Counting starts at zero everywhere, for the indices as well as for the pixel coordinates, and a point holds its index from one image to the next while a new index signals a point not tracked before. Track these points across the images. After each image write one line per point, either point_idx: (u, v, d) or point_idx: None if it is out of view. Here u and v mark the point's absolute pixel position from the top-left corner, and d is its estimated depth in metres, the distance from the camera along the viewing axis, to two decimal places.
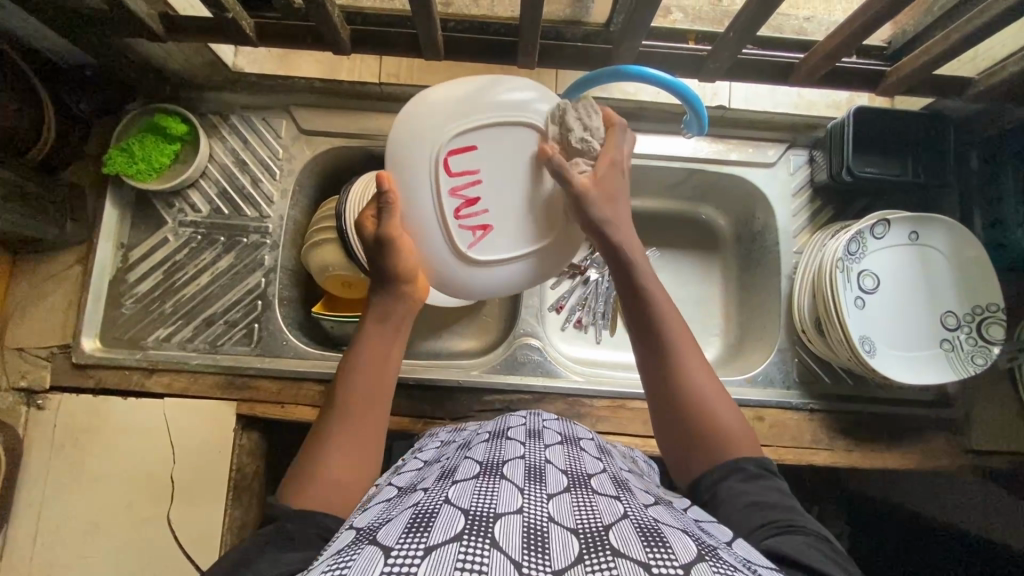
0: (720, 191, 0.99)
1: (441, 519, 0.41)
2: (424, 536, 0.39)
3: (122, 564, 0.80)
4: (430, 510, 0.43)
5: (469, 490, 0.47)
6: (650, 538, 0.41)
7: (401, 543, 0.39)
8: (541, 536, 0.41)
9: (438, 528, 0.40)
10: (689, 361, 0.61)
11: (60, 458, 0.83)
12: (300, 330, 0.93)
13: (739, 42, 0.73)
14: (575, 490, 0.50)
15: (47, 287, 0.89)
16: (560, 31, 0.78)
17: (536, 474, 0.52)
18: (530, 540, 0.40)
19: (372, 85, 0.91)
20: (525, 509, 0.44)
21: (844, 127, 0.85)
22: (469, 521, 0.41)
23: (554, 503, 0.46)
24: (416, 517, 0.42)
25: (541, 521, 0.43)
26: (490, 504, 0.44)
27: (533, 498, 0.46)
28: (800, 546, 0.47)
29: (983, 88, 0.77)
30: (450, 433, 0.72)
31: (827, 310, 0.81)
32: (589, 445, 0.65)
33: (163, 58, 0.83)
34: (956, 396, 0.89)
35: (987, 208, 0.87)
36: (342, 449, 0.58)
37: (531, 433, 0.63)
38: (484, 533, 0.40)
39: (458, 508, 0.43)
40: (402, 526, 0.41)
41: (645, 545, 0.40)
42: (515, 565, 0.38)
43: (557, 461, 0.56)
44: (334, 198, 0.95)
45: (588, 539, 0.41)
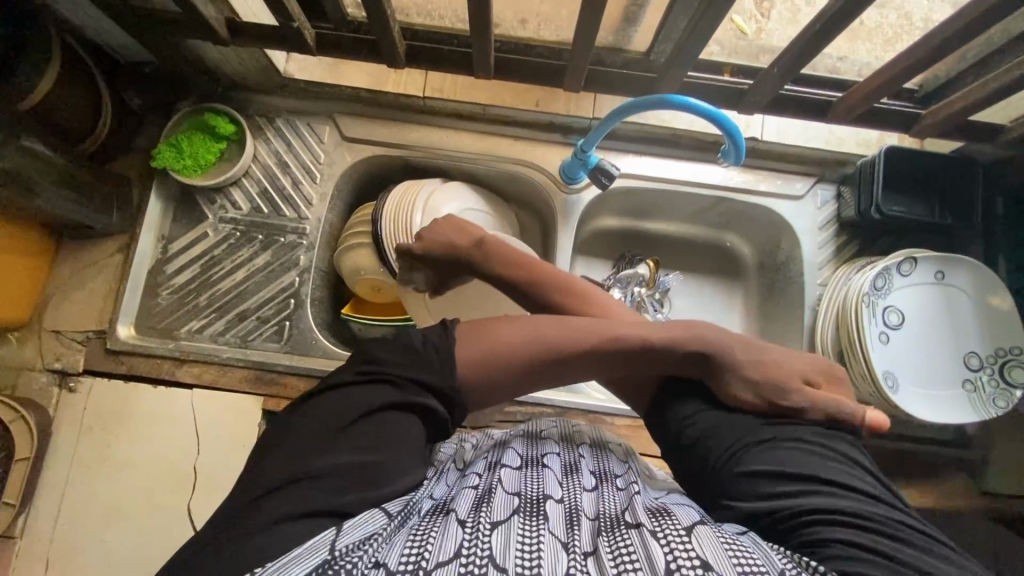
0: (746, 220, 1.00)
1: (498, 505, 0.46)
2: (488, 515, 0.44)
3: (140, 552, 0.81)
4: (488, 493, 0.49)
5: (516, 479, 0.52)
6: (658, 514, 0.47)
7: (472, 515, 0.45)
8: (576, 522, 0.47)
9: (498, 506, 0.46)
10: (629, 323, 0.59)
11: (89, 441, 0.84)
12: (328, 331, 0.95)
13: (780, 78, 0.76)
14: (603, 490, 0.54)
15: (88, 273, 0.91)
16: (602, 57, 0.81)
17: (568, 469, 0.56)
18: (569, 525, 0.46)
19: (415, 98, 0.93)
20: (565, 499, 0.50)
21: (875, 165, 0.87)
22: (523, 508, 0.46)
23: (586, 496, 0.52)
24: (478, 496, 0.48)
25: (572, 510, 0.48)
26: (538, 495, 0.49)
27: (570, 490, 0.52)
28: (757, 472, 0.51)
29: (1016, 136, 0.79)
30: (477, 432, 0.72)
31: (851, 343, 0.82)
32: (616, 445, 0.65)
33: (220, 60, 0.86)
34: (975, 438, 0.90)
35: (1011, 253, 0.89)
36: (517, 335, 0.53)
37: (564, 434, 0.64)
38: (537, 513, 0.46)
39: (510, 492, 0.49)
40: (470, 502, 0.47)
41: (653, 519, 0.46)
42: (562, 542, 0.43)
43: (587, 460, 0.59)
44: (370, 204, 0.97)
45: (607, 525, 0.47)
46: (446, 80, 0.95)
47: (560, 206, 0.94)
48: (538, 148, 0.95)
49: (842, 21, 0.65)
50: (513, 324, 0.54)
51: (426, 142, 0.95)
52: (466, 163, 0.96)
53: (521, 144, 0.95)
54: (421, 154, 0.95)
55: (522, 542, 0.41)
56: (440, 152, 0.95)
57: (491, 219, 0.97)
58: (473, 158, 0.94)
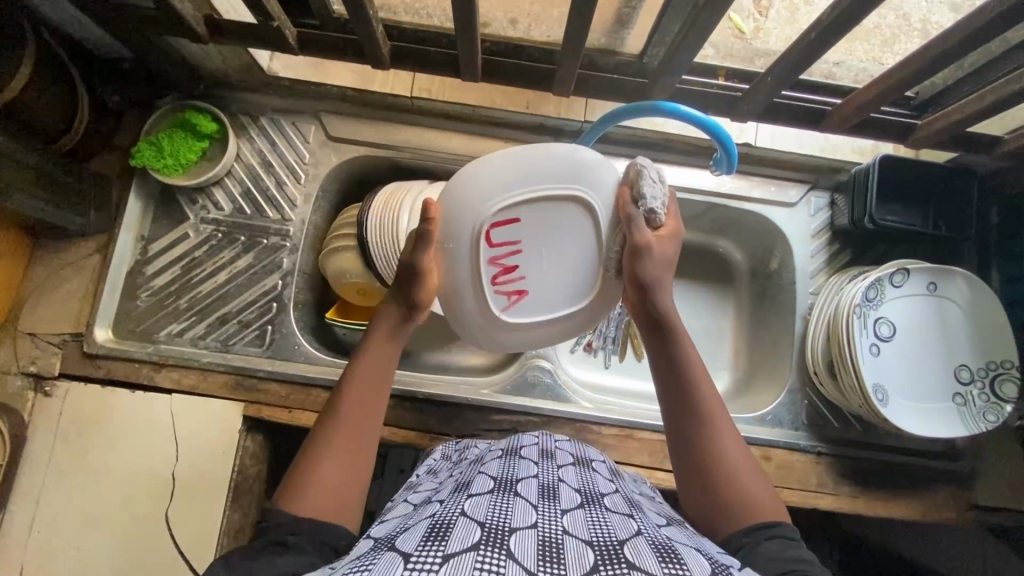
0: (739, 227, 0.99)
1: (458, 530, 0.44)
2: (442, 544, 0.42)
3: (116, 561, 0.79)
4: (447, 521, 0.46)
5: (484, 504, 0.49)
6: (665, 555, 0.44)
7: (419, 549, 0.41)
8: (557, 549, 0.43)
9: (456, 538, 0.43)
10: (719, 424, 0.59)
11: (63, 448, 0.82)
12: (312, 335, 0.93)
13: (774, 85, 0.74)
14: (589, 508, 0.52)
15: (65, 274, 0.89)
16: (594, 60, 0.79)
17: (550, 491, 0.54)
18: (546, 552, 0.43)
19: (403, 98, 0.91)
20: (540, 523, 0.47)
21: (868, 173, 0.85)
22: (485, 533, 0.43)
23: (567, 518, 0.49)
24: (433, 526, 0.45)
25: (556, 534, 0.45)
26: (505, 520, 0.46)
27: (547, 513, 0.49)
28: None
29: (1011, 147, 0.78)
30: (451, 461, 0.71)
31: (842, 355, 0.81)
32: (601, 466, 0.66)
33: (201, 56, 0.84)
34: (964, 450, 0.89)
35: (1005, 264, 0.88)
36: (336, 469, 0.57)
37: (543, 452, 0.64)
38: (501, 545, 0.42)
39: (474, 520, 0.46)
40: (420, 534, 0.44)
41: (661, 562, 0.42)
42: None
43: (568, 481, 0.58)
44: (355, 207, 0.95)
45: (604, 553, 0.43)
46: (433, 81, 0.94)
47: None
48: None
49: (835, 32, 0.63)
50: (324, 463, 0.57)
51: (414, 144, 0.92)
52: (455, 166, 0.94)
53: (511, 146, 0.93)
54: (408, 155, 0.93)
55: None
56: (428, 154, 0.93)
57: None
58: (462, 160, 0.92)
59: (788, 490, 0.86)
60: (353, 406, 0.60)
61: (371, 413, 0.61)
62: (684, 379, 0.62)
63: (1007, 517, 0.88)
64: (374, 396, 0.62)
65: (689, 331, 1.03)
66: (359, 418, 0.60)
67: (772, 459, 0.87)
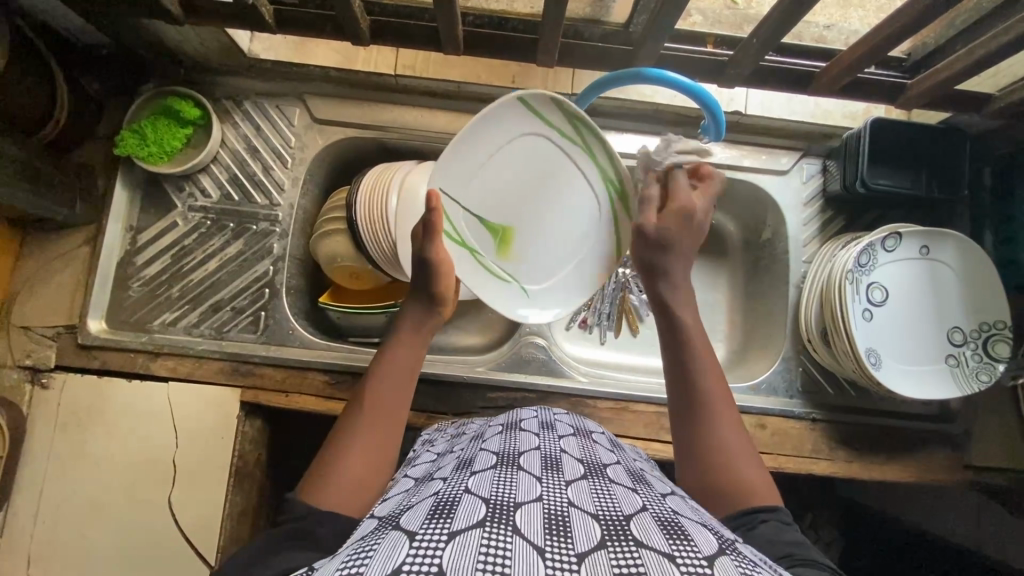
0: (731, 197, 0.98)
1: (463, 507, 0.43)
2: (448, 521, 0.40)
3: (122, 548, 0.80)
4: (451, 499, 0.45)
5: (488, 480, 0.48)
6: (671, 530, 0.43)
7: (425, 527, 0.40)
8: (563, 522, 0.42)
9: (461, 515, 0.41)
10: (724, 415, 0.58)
11: (63, 438, 0.82)
12: (306, 320, 0.94)
13: (760, 48, 0.73)
14: (593, 478, 0.51)
15: (55, 266, 0.88)
16: (579, 30, 0.77)
17: (553, 463, 0.53)
18: (552, 526, 0.42)
19: (387, 77, 0.90)
20: (545, 497, 0.46)
21: (860, 137, 0.84)
22: (490, 509, 0.42)
23: (572, 490, 0.48)
24: (437, 505, 0.44)
25: (562, 507, 0.44)
26: (510, 494, 0.45)
27: (551, 486, 0.48)
28: None
29: (1002, 105, 0.78)
30: (448, 438, 0.71)
31: (835, 320, 0.81)
32: (600, 437, 0.66)
33: (180, 40, 0.82)
34: (959, 412, 0.90)
35: (998, 225, 0.87)
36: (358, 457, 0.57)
37: (543, 425, 0.64)
38: (507, 520, 0.41)
39: (479, 496, 0.45)
40: (425, 513, 0.43)
41: (667, 537, 0.42)
42: (538, 550, 0.39)
43: (570, 451, 0.57)
44: (344, 189, 0.95)
45: (610, 527, 0.42)
46: (417, 57, 0.90)
47: None
48: None
49: None
50: (347, 457, 0.57)
51: (400, 124, 0.92)
52: (442, 144, 0.93)
53: None
54: (395, 135, 0.92)
55: (483, 558, 0.37)
56: (416, 133, 0.92)
57: None
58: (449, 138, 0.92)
59: (784, 457, 0.87)
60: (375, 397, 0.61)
61: (396, 402, 0.62)
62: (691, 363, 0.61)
63: (1001, 475, 0.88)
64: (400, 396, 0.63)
65: None
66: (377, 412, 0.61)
67: (767, 427, 0.88)
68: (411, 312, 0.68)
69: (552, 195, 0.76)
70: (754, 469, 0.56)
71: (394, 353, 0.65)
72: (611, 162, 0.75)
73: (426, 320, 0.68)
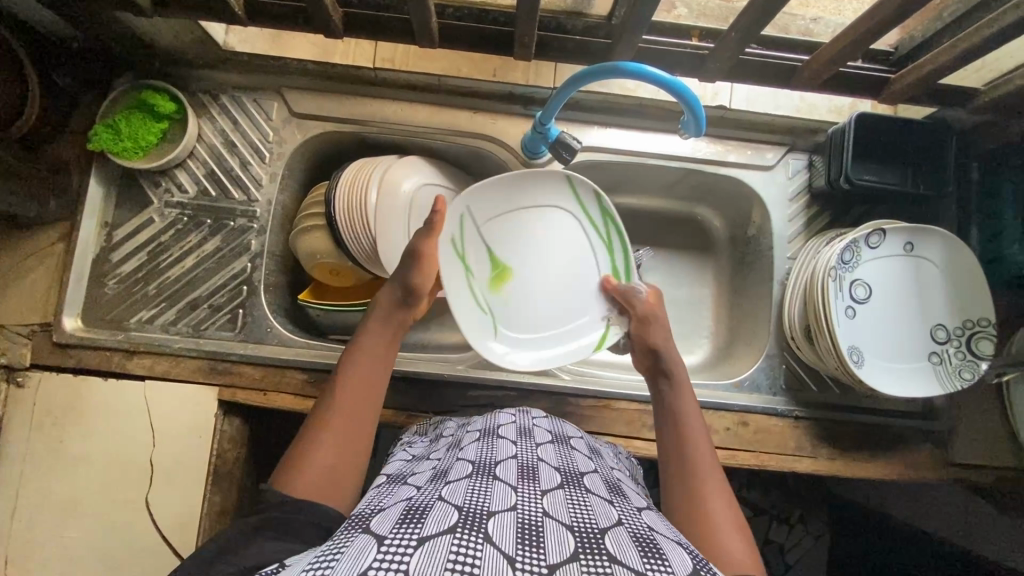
0: (716, 192, 0.97)
1: (434, 514, 0.42)
2: (417, 528, 0.40)
3: (98, 548, 0.79)
4: (423, 506, 0.44)
5: (462, 489, 0.47)
6: (647, 548, 0.42)
7: (394, 531, 0.39)
8: (536, 532, 0.41)
9: (431, 522, 0.41)
10: (710, 488, 0.59)
11: (38, 437, 0.81)
12: (286, 317, 0.93)
13: (741, 41, 0.72)
14: (569, 488, 0.51)
15: (30, 263, 0.87)
16: (560, 23, 0.76)
17: (529, 472, 0.52)
18: (524, 535, 0.41)
19: (366, 69, 0.88)
20: (519, 506, 0.45)
21: (845, 132, 0.83)
22: (462, 516, 0.41)
23: (547, 499, 0.47)
24: (409, 511, 0.43)
25: (536, 517, 0.43)
26: (483, 503, 0.44)
27: (526, 495, 0.47)
28: None
29: (988, 99, 0.77)
30: (426, 441, 0.70)
31: (817, 317, 0.80)
32: (579, 444, 0.65)
33: (151, 34, 0.81)
34: (943, 410, 0.89)
35: (983, 222, 0.86)
36: (334, 448, 0.58)
37: (521, 432, 0.63)
38: (479, 528, 0.40)
39: (452, 504, 0.44)
40: (395, 518, 0.42)
41: (642, 555, 0.41)
42: (509, 560, 0.38)
43: (548, 460, 0.57)
44: (324, 184, 0.93)
45: (585, 539, 0.41)
46: (397, 49, 0.89)
47: None
48: (497, 121, 0.91)
49: None
50: (319, 442, 0.58)
51: (380, 118, 0.90)
52: (422, 139, 0.92)
53: (481, 117, 0.91)
54: (375, 130, 0.90)
55: (450, 566, 0.36)
56: (396, 128, 0.91)
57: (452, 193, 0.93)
58: (429, 133, 0.91)
59: (767, 454, 0.86)
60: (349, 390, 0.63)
61: (370, 396, 0.64)
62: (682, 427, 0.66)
63: (983, 473, 0.88)
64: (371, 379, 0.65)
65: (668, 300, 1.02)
66: (349, 408, 0.62)
67: (749, 425, 0.87)
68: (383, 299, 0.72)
69: (575, 272, 0.85)
70: (738, 545, 0.53)
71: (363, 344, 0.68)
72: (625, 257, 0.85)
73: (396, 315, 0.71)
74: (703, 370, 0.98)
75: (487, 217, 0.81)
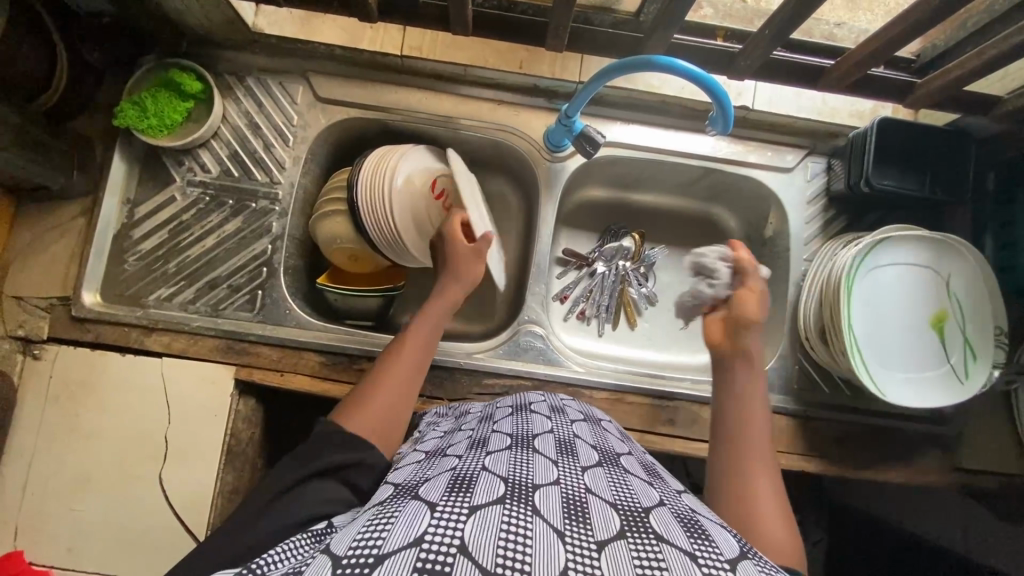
0: (734, 193, 0.98)
1: (482, 483, 0.42)
2: (467, 496, 0.40)
3: (111, 522, 0.79)
4: (469, 475, 0.44)
5: (505, 460, 0.47)
6: (692, 529, 0.43)
7: (445, 498, 0.40)
8: (581, 509, 0.42)
9: (480, 491, 0.41)
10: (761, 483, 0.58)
11: (54, 410, 0.82)
12: (303, 300, 0.93)
13: (771, 41, 0.73)
14: (608, 467, 0.51)
15: (51, 236, 0.87)
16: (588, 16, 0.77)
17: (568, 448, 0.52)
18: (571, 510, 0.41)
19: (393, 57, 0.89)
20: (562, 481, 0.45)
21: (867, 137, 0.84)
22: (510, 488, 0.42)
23: (589, 477, 0.48)
24: (456, 480, 0.43)
25: (579, 494, 0.44)
26: (528, 475, 0.45)
27: (568, 471, 0.47)
28: None
29: (1010, 108, 0.77)
30: (452, 418, 0.71)
31: (834, 318, 0.81)
32: (610, 426, 0.65)
33: (182, 13, 0.81)
34: (952, 415, 0.90)
35: (999, 230, 0.87)
36: (389, 401, 0.65)
37: (553, 409, 0.63)
38: (526, 500, 0.41)
39: (498, 475, 0.44)
40: (444, 486, 0.42)
41: (688, 536, 0.41)
42: (559, 534, 0.38)
43: (584, 437, 0.57)
44: (346, 169, 0.94)
45: (630, 518, 0.42)
46: (425, 37, 0.89)
47: (543, 173, 0.92)
48: (521, 113, 0.91)
49: None
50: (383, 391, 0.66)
51: (405, 105, 0.91)
52: (445, 128, 0.92)
53: (504, 109, 0.92)
54: (399, 117, 0.91)
55: (503, 537, 0.36)
56: (419, 116, 0.91)
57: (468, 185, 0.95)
58: (452, 123, 0.91)
59: (777, 453, 0.87)
60: (406, 354, 0.70)
61: (420, 365, 0.70)
62: (740, 413, 0.63)
63: (990, 479, 0.89)
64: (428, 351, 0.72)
65: (682, 298, 1.03)
66: (408, 369, 0.69)
67: None
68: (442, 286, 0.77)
69: (896, 337, 0.83)
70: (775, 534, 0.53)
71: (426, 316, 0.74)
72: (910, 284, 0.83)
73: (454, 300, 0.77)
74: (714, 369, 0.99)
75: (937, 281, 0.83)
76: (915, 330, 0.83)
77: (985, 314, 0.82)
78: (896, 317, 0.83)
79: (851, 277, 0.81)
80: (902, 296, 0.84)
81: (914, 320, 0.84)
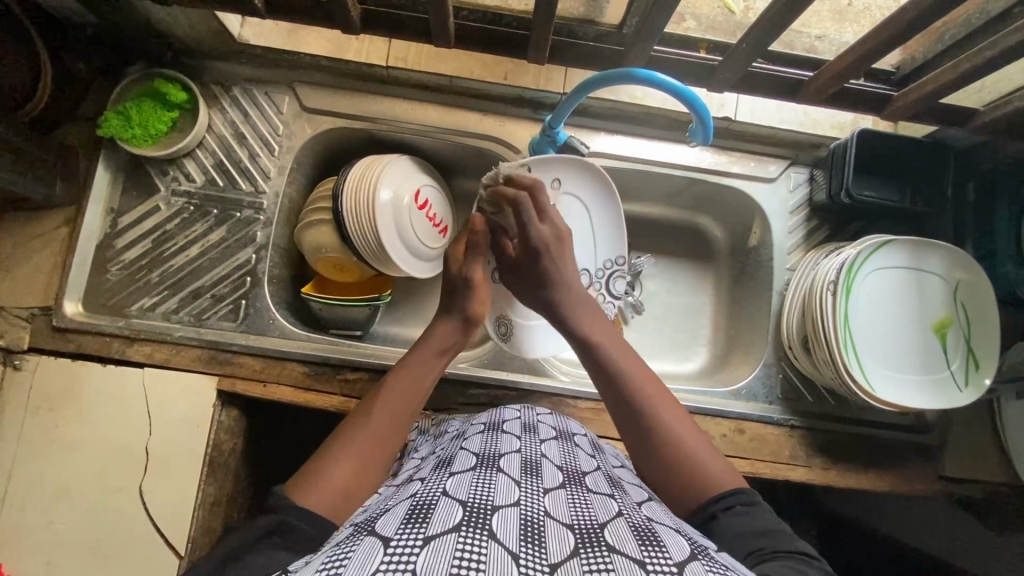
0: (718, 203, 0.99)
1: (440, 510, 0.42)
2: (423, 526, 0.40)
3: (89, 536, 0.78)
4: (428, 502, 0.44)
5: (467, 482, 0.47)
6: (644, 537, 0.42)
7: (400, 532, 0.39)
8: (538, 530, 0.42)
9: (437, 519, 0.41)
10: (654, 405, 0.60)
11: (34, 421, 0.81)
12: (287, 310, 0.93)
13: (750, 53, 0.74)
14: (571, 487, 0.51)
15: (33, 246, 0.87)
16: (572, 29, 0.77)
17: (532, 467, 0.53)
18: (527, 532, 0.41)
19: (378, 68, 0.89)
20: (522, 502, 0.45)
21: (847, 148, 0.85)
22: (467, 512, 0.42)
23: (549, 498, 0.47)
24: (414, 508, 0.43)
25: (538, 514, 0.44)
26: (487, 497, 0.45)
27: (529, 491, 0.47)
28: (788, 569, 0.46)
29: (987, 119, 0.78)
30: (430, 439, 0.70)
31: (816, 327, 0.82)
32: (581, 442, 0.66)
33: (168, 24, 0.81)
34: (935, 424, 0.91)
35: (979, 239, 0.88)
36: (354, 466, 0.56)
37: (525, 428, 0.64)
38: (483, 524, 0.41)
39: (456, 499, 0.44)
40: (401, 517, 0.42)
41: (640, 545, 0.41)
42: (513, 555, 0.38)
43: (550, 457, 0.57)
44: (331, 179, 0.94)
45: (585, 536, 0.42)
46: (409, 49, 0.89)
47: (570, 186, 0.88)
48: (506, 124, 0.92)
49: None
50: (345, 453, 0.56)
51: (391, 116, 0.91)
52: (430, 138, 0.93)
53: (490, 119, 0.92)
54: (384, 127, 0.91)
55: (456, 564, 0.36)
56: (405, 126, 0.92)
57: (434, 190, 0.95)
58: (437, 133, 0.92)
59: (762, 462, 0.87)
60: (382, 415, 0.61)
61: (406, 414, 0.62)
62: (625, 386, 0.62)
63: (975, 488, 0.89)
64: (416, 394, 0.64)
65: (670, 307, 1.04)
66: (391, 418, 0.61)
67: (746, 432, 0.88)
68: (443, 328, 0.70)
69: (884, 337, 0.83)
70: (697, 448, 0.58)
71: (419, 363, 0.66)
72: (891, 286, 0.84)
73: (456, 339, 0.71)
74: (701, 377, 1.00)
75: (929, 285, 0.84)
76: (901, 329, 0.84)
77: (969, 319, 0.83)
78: (886, 316, 0.84)
79: (845, 279, 0.81)
80: (893, 298, 0.84)
81: (902, 321, 0.84)
